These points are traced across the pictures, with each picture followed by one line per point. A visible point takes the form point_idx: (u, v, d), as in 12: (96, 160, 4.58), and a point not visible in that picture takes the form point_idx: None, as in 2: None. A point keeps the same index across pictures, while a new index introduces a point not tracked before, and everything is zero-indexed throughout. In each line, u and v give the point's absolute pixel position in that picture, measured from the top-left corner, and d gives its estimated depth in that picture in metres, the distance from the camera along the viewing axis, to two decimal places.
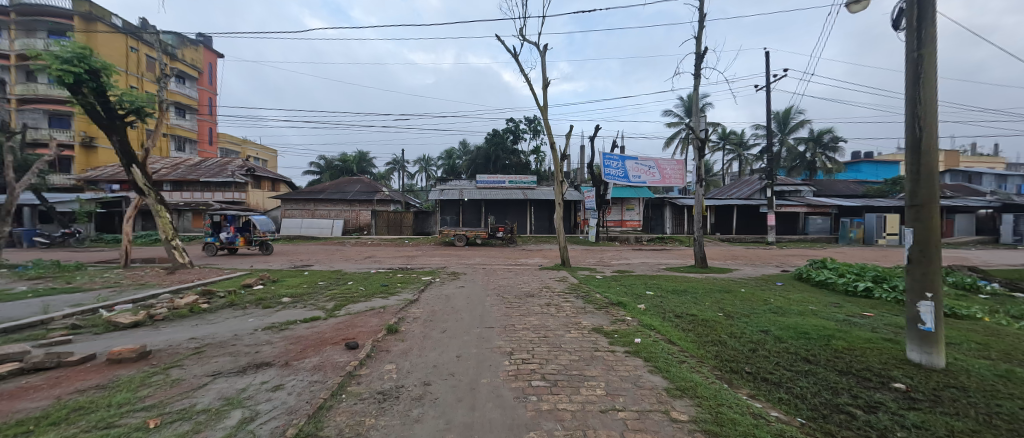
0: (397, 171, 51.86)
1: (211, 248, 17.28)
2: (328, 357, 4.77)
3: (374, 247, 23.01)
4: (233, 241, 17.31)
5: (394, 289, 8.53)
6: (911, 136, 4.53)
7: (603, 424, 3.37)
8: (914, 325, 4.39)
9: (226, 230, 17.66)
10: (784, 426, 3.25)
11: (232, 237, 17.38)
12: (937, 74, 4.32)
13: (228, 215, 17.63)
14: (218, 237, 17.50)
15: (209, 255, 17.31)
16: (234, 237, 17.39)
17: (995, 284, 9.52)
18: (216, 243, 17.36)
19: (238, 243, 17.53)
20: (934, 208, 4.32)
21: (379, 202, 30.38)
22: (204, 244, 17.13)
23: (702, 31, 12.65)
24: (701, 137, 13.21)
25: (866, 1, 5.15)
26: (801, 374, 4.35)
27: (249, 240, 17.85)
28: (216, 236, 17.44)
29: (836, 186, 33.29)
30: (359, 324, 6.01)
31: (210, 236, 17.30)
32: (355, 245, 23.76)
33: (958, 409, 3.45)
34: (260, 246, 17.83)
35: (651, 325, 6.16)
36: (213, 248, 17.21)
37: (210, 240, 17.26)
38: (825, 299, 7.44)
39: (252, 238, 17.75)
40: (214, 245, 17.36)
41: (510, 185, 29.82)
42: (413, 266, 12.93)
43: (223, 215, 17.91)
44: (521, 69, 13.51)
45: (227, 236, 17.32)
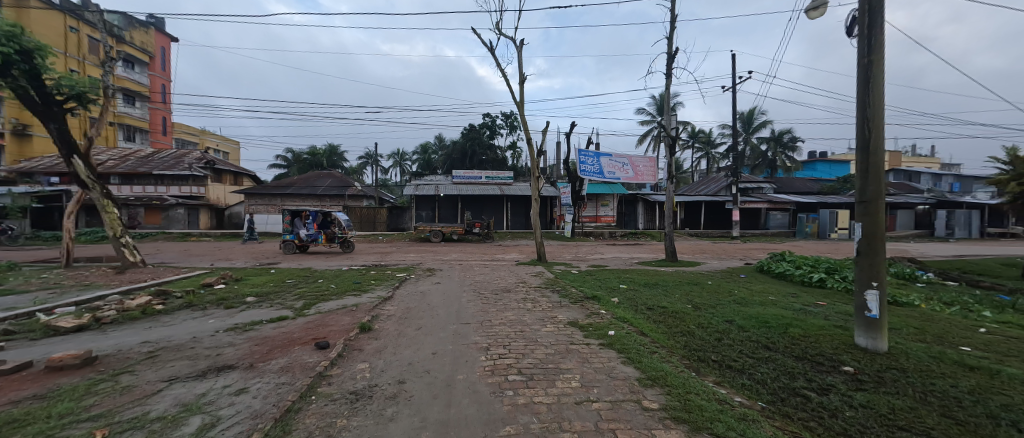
0: (370, 165, 50.48)
1: (290, 246, 16.53)
2: (296, 358, 4.58)
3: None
4: (314, 239, 16.47)
5: (367, 286, 8.30)
6: (861, 138, 4.85)
7: (578, 415, 3.47)
8: (861, 312, 4.75)
9: (306, 226, 16.70)
10: (747, 411, 3.52)
11: (315, 235, 16.59)
12: (883, 79, 4.65)
13: (310, 211, 16.57)
14: (296, 235, 16.72)
15: (221, 254, 16.59)
16: (315, 234, 16.52)
17: (930, 274, 10.43)
18: (295, 241, 16.50)
19: (319, 241, 16.60)
20: (879, 204, 4.68)
21: (351, 197, 29.76)
22: (283, 243, 16.36)
23: (673, 32, 12.98)
24: (672, 135, 13.57)
25: (823, 8, 5.46)
26: (763, 362, 4.61)
27: (331, 238, 16.78)
28: (295, 233, 16.60)
29: (795, 183, 35.30)
30: (330, 323, 5.79)
31: (288, 234, 16.46)
32: None
33: (899, 389, 3.82)
34: (341, 245, 16.72)
35: (624, 318, 6.33)
36: (291, 247, 16.45)
37: (289, 238, 16.45)
38: (783, 290, 7.91)
39: (334, 236, 16.53)
40: (291, 243, 16.53)
41: (487, 181, 29.70)
42: (391, 263, 12.56)
43: (298, 212, 16.82)
44: (498, 64, 13.48)
45: (308, 233, 16.47)
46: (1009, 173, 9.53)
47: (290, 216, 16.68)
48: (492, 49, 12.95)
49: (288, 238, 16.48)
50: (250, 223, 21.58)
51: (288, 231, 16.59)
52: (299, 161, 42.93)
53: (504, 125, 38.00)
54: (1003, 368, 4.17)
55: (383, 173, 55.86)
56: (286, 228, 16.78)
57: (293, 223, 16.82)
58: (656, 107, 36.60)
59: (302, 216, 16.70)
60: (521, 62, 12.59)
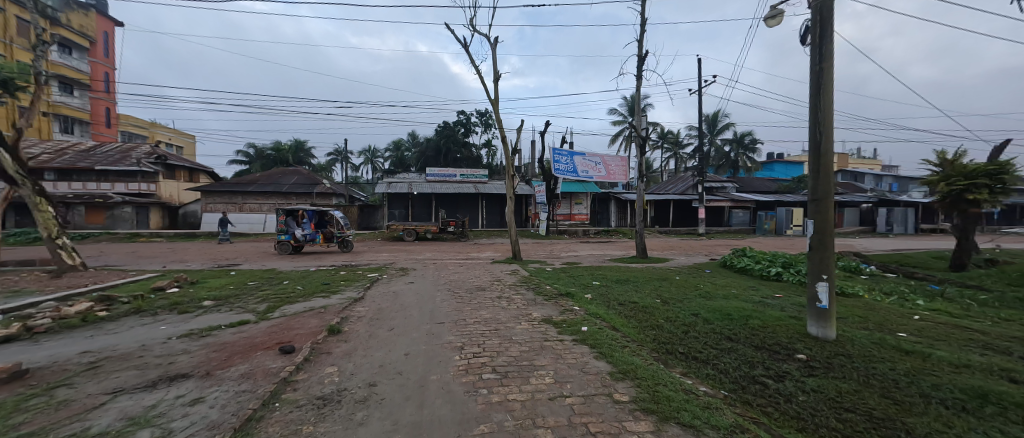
0: (340, 162, 48.69)
1: (285, 247, 15.61)
2: (259, 364, 4.35)
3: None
4: (313, 239, 15.79)
5: (337, 287, 8.00)
6: (813, 140, 5.19)
7: (552, 411, 3.53)
8: (813, 303, 5.11)
9: (303, 226, 15.97)
10: (711, 400, 3.72)
11: (314, 235, 15.96)
12: (832, 86, 5.00)
13: (308, 210, 15.94)
14: (291, 235, 15.81)
15: (175, 255, 15.50)
16: (314, 234, 15.89)
17: (873, 266, 11.34)
18: (291, 241, 15.62)
19: (317, 241, 15.96)
20: (829, 202, 5.03)
21: (319, 195, 28.41)
22: (279, 243, 15.40)
23: (644, 35, 13.33)
24: (642, 136, 13.92)
25: (780, 17, 5.80)
26: (726, 352, 4.86)
27: (329, 238, 16.26)
28: (290, 233, 15.67)
29: (755, 183, 37.33)
30: (296, 326, 5.54)
31: (284, 234, 15.52)
32: None
33: (845, 373, 4.16)
34: (341, 244, 16.28)
35: (596, 313, 6.47)
36: (287, 247, 15.56)
37: (284, 238, 15.53)
38: (745, 283, 8.36)
39: (334, 235, 16.06)
40: (287, 243, 15.63)
41: (462, 179, 29.42)
42: (362, 263, 12.19)
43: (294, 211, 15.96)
44: (472, 61, 13.33)
45: (305, 233, 15.76)
46: (939, 174, 10.55)
47: (284, 215, 15.69)
48: (466, 46, 12.83)
49: (284, 239, 15.53)
50: (224, 223, 20.36)
51: (283, 231, 15.64)
52: (262, 157, 40.86)
53: (478, 123, 37.82)
54: (932, 351, 4.61)
55: (353, 171, 54.12)
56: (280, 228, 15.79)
57: (287, 222, 15.89)
58: (628, 107, 37.51)
59: (299, 216, 15.92)
60: (496, 60, 12.52)
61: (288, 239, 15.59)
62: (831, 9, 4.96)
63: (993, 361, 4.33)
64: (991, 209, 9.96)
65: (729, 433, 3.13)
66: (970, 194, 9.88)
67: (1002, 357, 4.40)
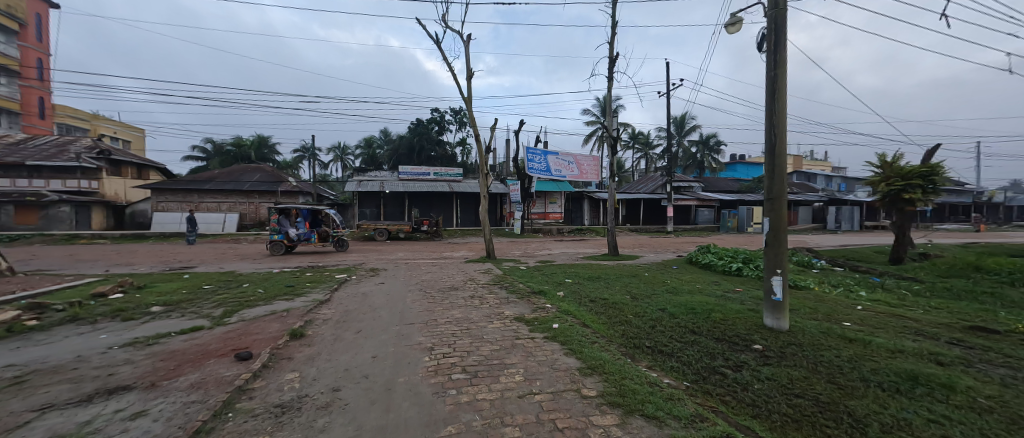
0: (308, 160, 46.81)
1: (278, 247, 15.10)
2: (212, 372, 4.09)
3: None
4: (307, 238, 15.30)
5: (301, 290, 7.67)
6: (769, 142, 5.48)
7: (520, 409, 3.53)
8: (768, 296, 5.40)
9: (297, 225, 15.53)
10: (673, 391, 3.85)
11: (308, 235, 15.50)
12: (786, 91, 5.30)
13: (303, 209, 15.54)
14: (285, 235, 15.33)
15: (120, 258, 14.37)
16: (309, 234, 15.45)
17: (823, 261, 12.14)
18: (284, 241, 15.13)
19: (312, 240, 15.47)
20: (783, 202, 5.32)
21: (284, 193, 27.05)
22: (271, 242, 14.88)
23: (614, 37, 13.62)
24: (613, 136, 14.22)
25: (739, 25, 6.08)
26: (689, 345, 5.05)
27: (323, 237, 15.91)
28: (283, 233, 15.17)
29: (720, 183, 39.12)
30: (255, 331, 5.27)
31: (276, 233, 15.02)
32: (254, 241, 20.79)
33: (797, 361, 4.43)
34: (336, 244, 15.94)
35: (568, 311, 6.55)
36: (280, 247, 15.07)
37: (277, 238, 15.04)
38: (708, 279, 8.73)
39: (328, 235, 15.72)
40: (281, 243, 15.15)
41: (435, 177, 29.02)
42: (329, 264, 11.75)
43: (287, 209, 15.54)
44: (445, 58, 13.15)
45: (299, 233, 15.31)
46: (879, 175, 11.44)
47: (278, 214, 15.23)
48: (438, 42, 12.60)
49: (276, 238, 15.05)
50: (192, 223, 19.20)
51: (276, 231, 15.14)
52: (221, 153, 38.57)
53: (452, 121, 37.43)
54: (872, 338, 4.99)
55: (322, 168, 52.14)
56: (273, 227, 15.31)
57: (280, 222, 15.41)
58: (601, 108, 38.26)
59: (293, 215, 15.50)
60: (468, 57, 12.42)
61: (281, 239, 15.09)
62: (784, 19, 5.27)
63: (923, 346, 4.74)
64: (923, 207, 10.91)
65: (690, 423, 3.24)
66: (906, 194, 10.79)
67: (931, 342, 4.82)
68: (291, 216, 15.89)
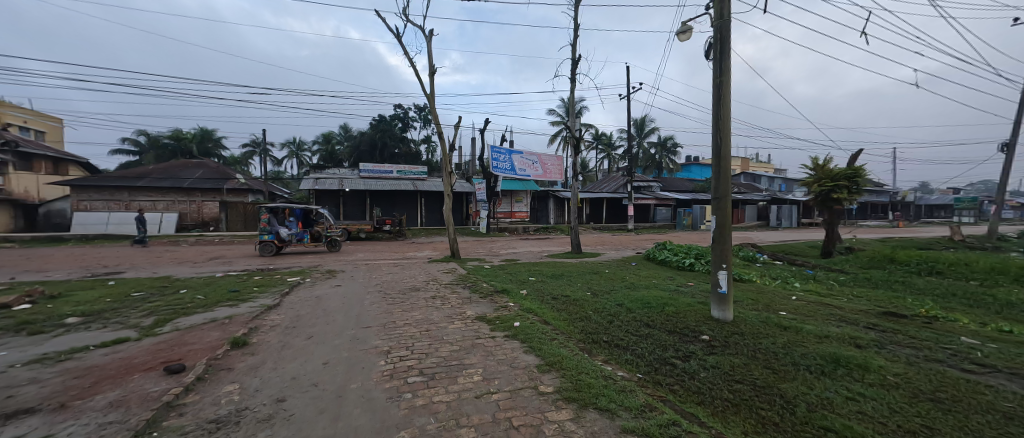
0: (258, 155, 43.85)
1: (269, 248, 14.44)
2: (137, 388, 3.71)
3: (225, 243, 18.81)
4: (300, 239, 14.82)
5: (248, 295, 7.17)
6: (715, 145, 5.80)
7: (476, 409, 3.51)
8: (715, 289, 5.76)
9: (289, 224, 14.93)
10: (626, 383, 3.99)
11: (301, 235, 14.99)
12: (730, 96, 5.64)
13: (296, 209, 14.99)
14: (275, 235, 14.65)
15: (32, 263, 12.75)
16: (302, 234, 14.96)
17: (765, 255, 13.15)
18: (275, 241, 14.52)
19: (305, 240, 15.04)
20: (727, 201, 5.67)
21: (231, 192, 25.05)
22: (261, 243, 14.19)
23: (576, 39, 13.91)
24: (576, 136, 14.51)
25: (689, 33, 6.40)
26: (643, 338, 5.26)
27: (316, 237, 15.47)
28: (274, 233, 14.51)
29: (677, 183, 41.19)
30: (191, 341, 4.85)
31: (267, 234, 14.39)
32: (197, 242, 19.24)
33: (738, 349, 4.75)
34: (329, 244, 15.57)
35: (530, 308, 6.62)
36: (271, 248, 14.44)
37: (268, 238, 14.37)
38: (663, 274, 9.18)
39: (321, 235, 15.27)
40: (271, 244, 14.50)
41: (399, 175, 28.22)
42: (281, 266, 11.08)
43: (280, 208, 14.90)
44: (406, 53, 12.80)
45: (292, 233, 14.75)
46: (813, 177, 12.51)
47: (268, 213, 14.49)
48: (399, 35, 12.16)
49: (267, 238, 14.38)
50: (140, 222, 17.67)
51: (266, 231, 14.46)
52: (156, 146, 35.19)
53: (417, 118, 36.58)
54: (804, 325, 5.45)
55: (275, 165, 49.18)
56: (263, 227, 14.54)
57: (270, 221, 14.74)
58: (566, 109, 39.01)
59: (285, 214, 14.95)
60: (430, 52, 12.18)
61: (272, 239, 14.45)
62: (728, 30, 5.61)
63: (845, 331, 5.24)
64: (849, 206, 12.08)
65: (640, 413, 3.37)
66: (835, 194, 11.90)
67: (852, 327, 5.34)
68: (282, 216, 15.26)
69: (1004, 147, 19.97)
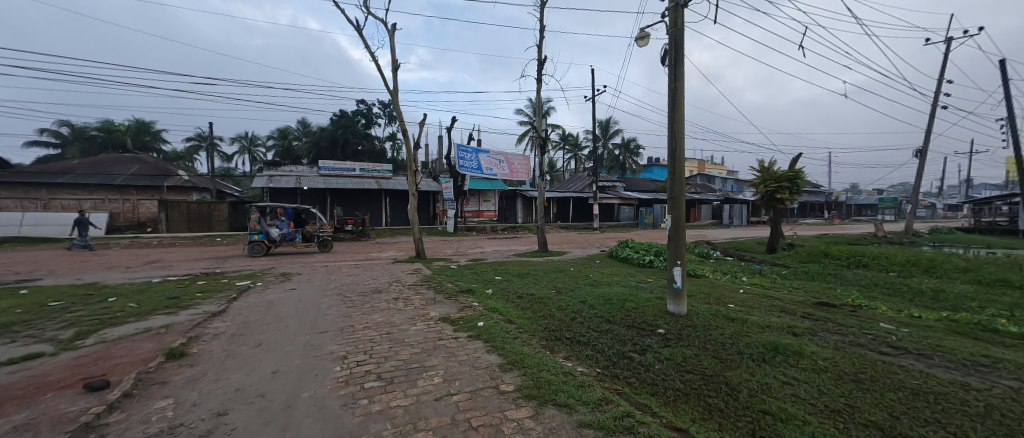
0: (204, 150, 40.64)
1: (259, 248, 13.97)
2: (48, 410, 3.31)
3: (165, 246, 17.32)
4: (292, 238, 14.42)
5: (189, 301, 6.63)
6: (671, 148, 6.06)
7: (436, 411, 3.46)
8: (670, 284, 6.04)
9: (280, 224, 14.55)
10: (585, 378, 4.09)
11: (292, 234, 14.62)
12: (684, 101, 5.93)
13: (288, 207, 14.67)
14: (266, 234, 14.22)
15: None
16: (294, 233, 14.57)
17: (718, 252, 13.98)
18: (266, 241, 14.10)
19: (297, 240, 14.63)
20: (681, 201, 5.96)
21: (172, 190, 23.11)
22: (251, 243, 13.79)
23: (541, 40, 14.07)
24: (542, 136, 14.65)
25: (647, 39, 6.65)
26: (604, 333, 5.43)
27: (308, 237, 15.06)
28: (264, 232, 14.10)
29: (640, 183, 42.84)
30: (119, 354, 4.41)
31: (257, 233, 14.01)
32: (132, 245, 17.60)
33: (690, 341, 5.02)
34: (320, 244, 15.19)
35: (495, 308, 6.62)
36: (260, 248, 13.97)
37: (257, 238, 13.96)
38: (624, 271, 9.50)
39: (312, 235, 14.88)
40: (261, 244, 14.04)
41: (362, 173, 27.20)
42: (229, 270, 10.33)
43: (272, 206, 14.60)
44: (367, 47, 12.37)
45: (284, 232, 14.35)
46: (760, 178, 13.45)
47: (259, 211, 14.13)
48: (359, 28, 11.72)
49: (257, 238, 13.95)
50: (81, 225, 15.67)
51: (256, 231, 14.09)
52: (82, 139, 31.65)
53: (381, 114, 35.49)
54: (748, 316, 5.86)
55: (224, 161, 45.75)
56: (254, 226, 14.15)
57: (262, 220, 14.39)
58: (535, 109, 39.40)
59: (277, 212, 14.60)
60: (393, 47, 11.84)
61: (263, 239, 14.05)
62: (682, 38, 5.89)
63: (785, 321, 5.68)
64: (791, 205, 13.07)
65: (597, 406, 3.47)
66: (778, 194, 12.86)
67: (790, 317, 5.80)
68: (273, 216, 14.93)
69: (919, 153, 22.46)
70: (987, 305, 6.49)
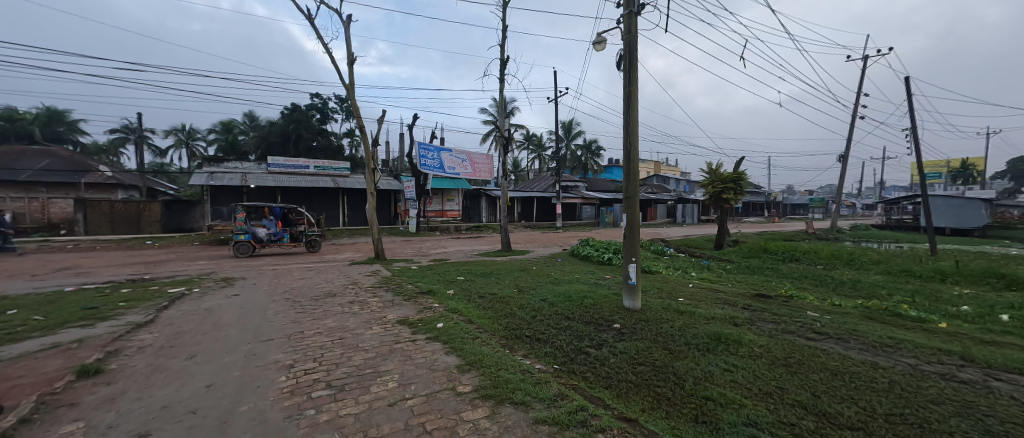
0: (132, 143, 36.60)
1: (246, 248, 13.59)
2: None
3: (82, 250, 15.39)
4: (279, 238, 13.99)
5: (110, 312, 5.94)
6: (626, 150, 6.29)
7: (388, 417, 3.35)
8: (626, 281, 6.29)
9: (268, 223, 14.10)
10: (542, 375, 4.14)
11: (279, 234, 14.18)
12: (638, 106, 6.18)
13: (275, 206, 14.21)
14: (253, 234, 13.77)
15: None
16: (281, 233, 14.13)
17: (671, 249, 14.79)
18: (252, 241, 13.67)
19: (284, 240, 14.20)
20: (635, 201, 6.22)
21: (92, 187, 21.16)
22: (237, 243, 13.39)
23: (504, 40, 14.11)
24: (506, 136, 14.68)
25: (603, 44, 6.87)
26: (563, 330, 5.55)
27: (296, 237, 14.63)
28: (251, 233, 13.64)
29: (602, 183, 44.33)
30: (14, 376, 3.83)
31: (243, 233, 13.49)
32: (40, 249, 15.49)
33: (643, 334, 5.26)
34: (308, 244, 14.82)
35: (456, 308, 6.55)
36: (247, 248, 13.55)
37: (244, 238, 13.54)
38: (584, 269, 9.76)
39: (300, 235, 14.48)
40: (248, 244, 13.61)
41: (316, 170, 25.75)
42: (159, 276, 9.36)
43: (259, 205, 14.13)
44: (321, 38, 11.76)
45: (271, 232, 13.92)
46: (708, 179, 14.37)
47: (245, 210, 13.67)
48: (311, 17, 11.11)
49: (243, 238, 13.53)
50: None
51: (242, 231, 13.64)
52: None
53: (338, 109, 33.88)
54: (696, 309, 6.24)
55: (157, 156, 41.49)
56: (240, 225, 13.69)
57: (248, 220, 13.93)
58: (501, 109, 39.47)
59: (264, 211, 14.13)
60: (349, 39, 11.35)
61: (249, 239, 13.65)
62: (636, 44, 6.13)
63: (728, 312, 6.10)
64: (735, 205, 14.07)
65: (552, 402, 3.53)
66: (724, 194, 13.85)
67: (732, 308, 6.25)
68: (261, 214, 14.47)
69: (842, 158, 25.14)
70: (893, 292, 7.41)
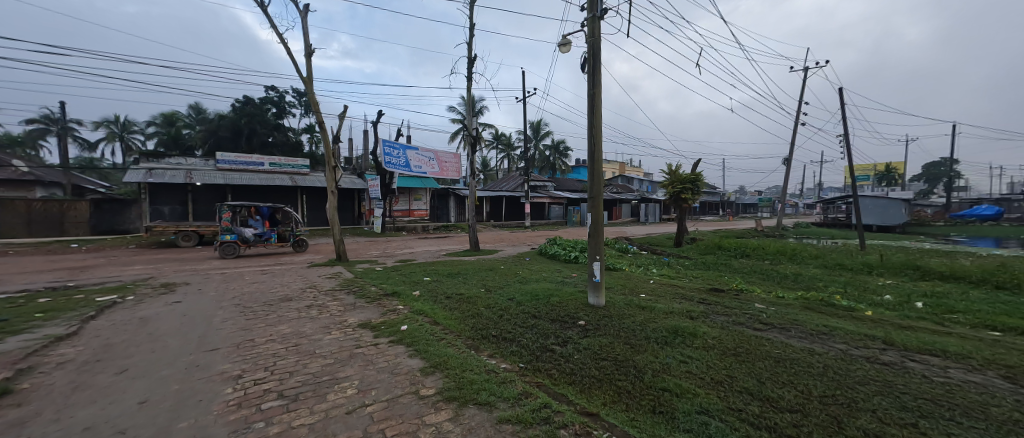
0: (54, 135, 32.72)
1: (233, 249, 12.76)
2: None
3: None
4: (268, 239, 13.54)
5: (20, 325, 5.24)
6: (591, 151, 6.43)
7: (346, 426, 3.22)
8: (590, 278, 6.45)
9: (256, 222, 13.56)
10: (507, 375, 4.15)
11: (267, 234, 13.77)
12: (601, 108, 6.35)
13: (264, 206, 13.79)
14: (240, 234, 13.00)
15: None
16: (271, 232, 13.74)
17: (635, 247, 15.37)
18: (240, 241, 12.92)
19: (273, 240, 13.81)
20: (598, 200, 6.38)
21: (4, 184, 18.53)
22: (224, 244, 12.50)
23: (472, 39, 14.03)
24: (474, 135, 14.60)
25: (568, 46, 6.97)
26: (529, 329, 5.59)
27: (284, 238, 14.30)
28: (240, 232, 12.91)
29: (570, 182, 45.26)
30: None
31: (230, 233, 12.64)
32: None
33: (607, 330, 5.42)
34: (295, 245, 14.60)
35: (421, 310, 6.41)
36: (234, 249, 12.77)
37: (232, 238, 12.71)
38: (551, 267, 9.91)
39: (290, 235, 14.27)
40: (235, 244, 12.80)
41: (271, 168, 24.06)
42: (85, 283, 8.41)
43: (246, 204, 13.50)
44: (275, 28, 11.10)
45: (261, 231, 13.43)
46: (668, 180, 15.06)
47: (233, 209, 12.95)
48: (265, 5, 10.44)
49: (230, 238, 12.67)
50: None
51: (228, 231, 12.80)
52: None
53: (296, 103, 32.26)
54: (656, 304, 6.51)
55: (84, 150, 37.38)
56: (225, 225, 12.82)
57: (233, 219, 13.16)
58: None
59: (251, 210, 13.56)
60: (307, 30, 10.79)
61: (235, 239, 12.87)
62: (599, 48, 6.29)
63: (685, 307, 6.42)
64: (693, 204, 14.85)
65: (516, 401, 3.54)
66: (683, 194, 14.61)
67: (689, 303, 6.58)
68: (244, 215, 13.82)
69: (786, 162, 27.28)
70: (828, 284, 8.15)
